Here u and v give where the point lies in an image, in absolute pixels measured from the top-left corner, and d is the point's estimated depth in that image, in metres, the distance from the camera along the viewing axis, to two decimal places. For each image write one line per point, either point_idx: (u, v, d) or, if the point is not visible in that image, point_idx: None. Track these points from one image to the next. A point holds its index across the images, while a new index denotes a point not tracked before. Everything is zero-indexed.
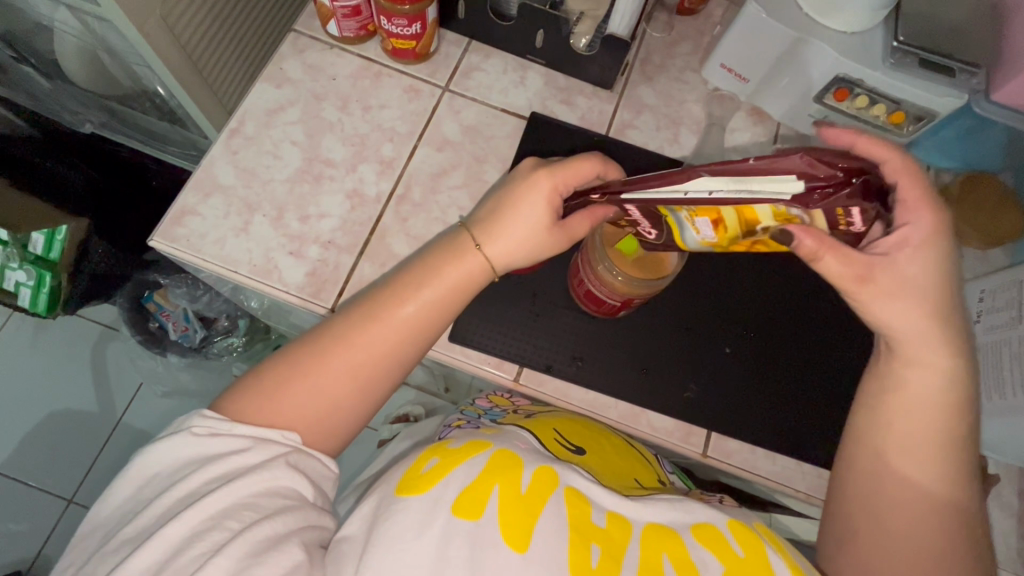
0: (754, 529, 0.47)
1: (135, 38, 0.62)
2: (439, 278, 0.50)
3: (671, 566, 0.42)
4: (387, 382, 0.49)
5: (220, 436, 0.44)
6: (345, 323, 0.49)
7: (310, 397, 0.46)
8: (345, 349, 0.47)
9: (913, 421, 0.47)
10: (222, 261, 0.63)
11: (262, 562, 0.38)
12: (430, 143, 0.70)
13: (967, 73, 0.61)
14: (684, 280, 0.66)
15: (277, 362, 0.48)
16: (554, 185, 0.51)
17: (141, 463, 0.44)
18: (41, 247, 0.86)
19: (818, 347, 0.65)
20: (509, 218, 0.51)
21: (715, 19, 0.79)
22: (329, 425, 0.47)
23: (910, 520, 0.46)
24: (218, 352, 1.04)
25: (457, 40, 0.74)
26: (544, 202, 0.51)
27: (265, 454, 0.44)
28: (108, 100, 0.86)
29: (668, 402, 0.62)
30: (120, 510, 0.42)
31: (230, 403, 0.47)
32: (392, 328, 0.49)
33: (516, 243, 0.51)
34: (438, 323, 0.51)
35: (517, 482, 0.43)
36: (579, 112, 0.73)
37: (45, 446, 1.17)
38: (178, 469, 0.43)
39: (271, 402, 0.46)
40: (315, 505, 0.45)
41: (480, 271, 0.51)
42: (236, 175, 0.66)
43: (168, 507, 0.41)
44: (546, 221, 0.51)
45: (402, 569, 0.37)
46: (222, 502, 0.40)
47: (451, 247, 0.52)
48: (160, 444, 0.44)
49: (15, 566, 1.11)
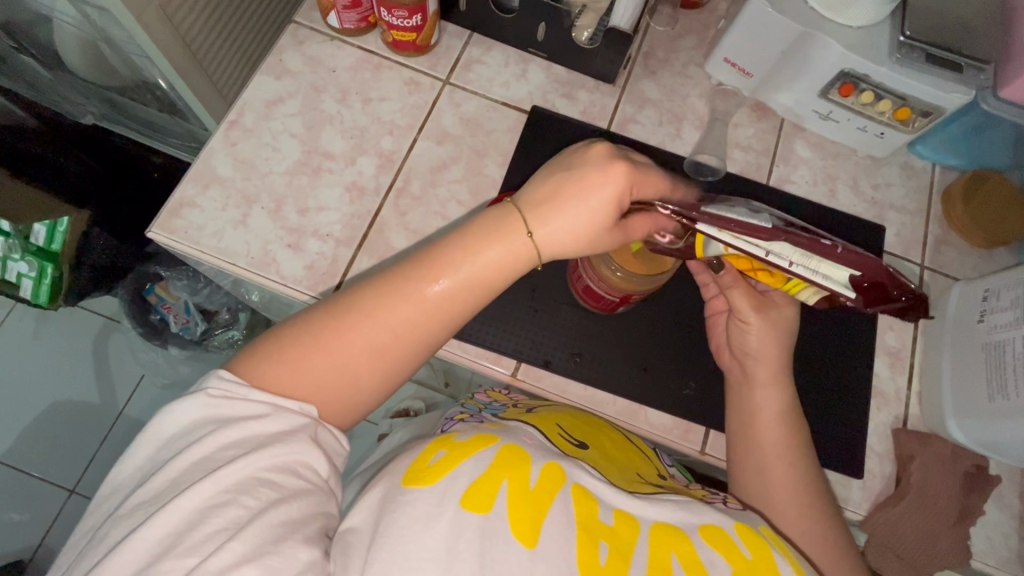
0: (759, 533, 0.46)
1: (134, 28, 0.61)
2: (478, 258, 0.49)
3: (679, 566, 0.41)
4: (410, 362, 0.49)
5: (240, 399, 0.44)
6: (373, 295, 0.48)
7: (331, 370, 0.46)
8: (372, 323, 0.47)
9: (773, 434, 0.54)
10: (220, 254, 0.62)
11: (277, 550, 0.39)
12: (429, 137, 0.69)
13: (974, 69, 0.60)
14: (684, 275, 0.65)
15: (299, 328, 0.47)
16: (627, 177, 0.48)
17: (160, 423, 0.44)
18: (43, 239, 0.87)
19: (818, 346, 0.65)
20: (567, 204, 0.49)
21: (720, 13, 0.78)
22: (344, 401, 0.47)
23: (796, 526, 0.52)
24: (218, 345, 1.07)
25: (458, 32, 0.74)
26: (614, 194, 0.48)
27: (282, 423, 0.44)
28: (109, 91, 0.86)
29: (667, 399, 0.61)
30: (137, 473, 0.42)
31: (248, 367, 0.46)
32: (422, 307, 0.48)
33: (564, 231, 0.49)
34: (468, 307, 0.50)
35: (525, 477, 0.42)
36: (581, 107, 0.73)
37: (48, 436, 1.17)
38: (196, 429, 0.43)
39: (291, 369, 0.45)
40: (326, 485, 0.45)
41: (521, 253, 0.50)
42: (234, 166, 0.66)
43: (183, 473, 0.40)
44: (609, 218, 0.48)
45: (409, 560, 0.37)
46: (237, 475, 0.40)
47: (494, 223, 0.50)
48: (179, 404, 0.44)
49: (19, 555, 1.12)
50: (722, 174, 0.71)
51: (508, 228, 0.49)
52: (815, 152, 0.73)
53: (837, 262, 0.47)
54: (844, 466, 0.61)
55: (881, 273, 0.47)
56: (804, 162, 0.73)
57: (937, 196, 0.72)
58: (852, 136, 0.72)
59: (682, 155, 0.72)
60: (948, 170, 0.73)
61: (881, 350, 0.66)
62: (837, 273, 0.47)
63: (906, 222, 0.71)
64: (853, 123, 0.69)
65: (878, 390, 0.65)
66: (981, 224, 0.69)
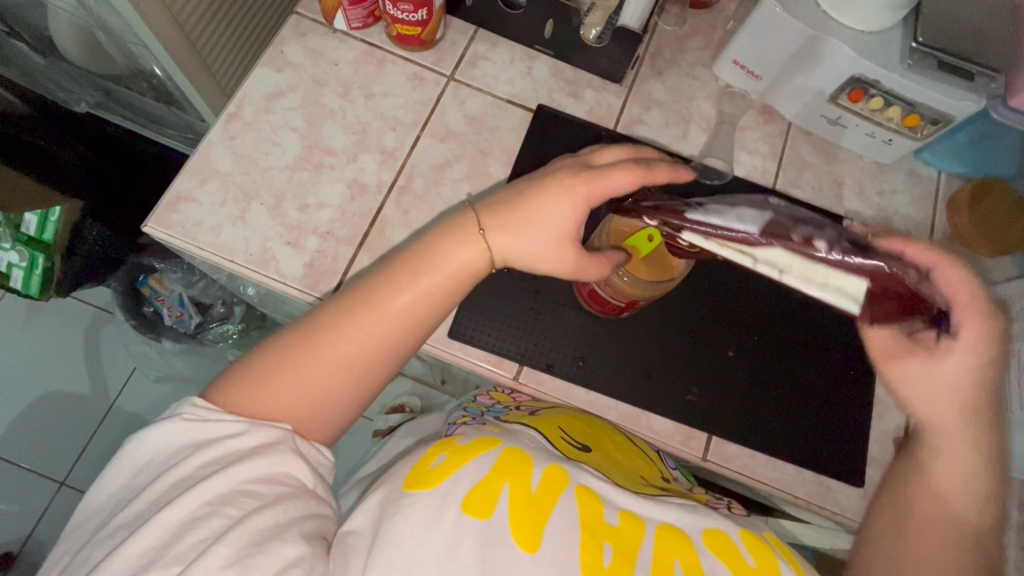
0: (764, 540, 0.46)
1: (132, 16, 0.60)
2: (438, 266, 0.48)
3: (682, 568, 0.41)
4: (385, 371, 0.49)
5: (213, 421, 0.43)
6: (340, 309, 0.47)
7: (303, 390, 0.45)
8: (339, 337, 0.46)
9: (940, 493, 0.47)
10: (217, 250, 0.61)
11: (263, 552, 0.38)
12: (433, 134, 0.68)
13: (985, 77, 0.60)
14: (688, 282, 0.65)
15: (267, 352, 0.46)
16: (587, 192, 0.49)
17: (135, 447, 0.43)
18: (33, 229, 0.86)
19: (824, 356, 0.64)
20: (524, 222, 0.49)
21: (729, 14, 0.77)
22: (319, 417, 0.46)
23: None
24: (212, 338, 1.05)
25: (464, 28, 0.72)
26: (572, 209, 0.49)
27: (258, 438, 0.43)
28: (105, 78, 0.85)
29: (668, 405, 0.61)
30: (115, 496, 0.41)
31: (222, 392, 0.45)
32: (386, 318, 0.47)
33: (526, 250, 0.50)
34: (438, 309, 0.49)
35: (527, 480, 0.42)
36: (587, 106, 0.72)
37: (39, 428, 1.16)
38: (175, 455, 0.42)
39: (262, 394, 0.45)
40: (313, 492, 0.45)
41: (479, 258, 0.49)
42: (233, 161, 0.64)
43: (163, 493, 0.40)
44: (564, 235, 0.49)
45: (411, 563, 0.37)
46: (217, 487, 0.40)
47: (453, 229, 0.50)
48: (154, 429, 0.43)
49: (6, 548, 1.10)
50: (728, 177, 0.70)
51: (466, 234, 0.50)
52: (823, 159, 0.73)
53: (838, 272, 0.46)
54: (845, 475, 0.60)
55: (868, 266, 0.47)
56: (810, 169, 0.72)
57: (941, 205, 0.72)
58: (859, 142, 0.71)
59: (688, 157, 0.71)
60: (953, 178, 0.73)
61: None
62: (839, 281, 0.46)
63: (910, 229, 0.71)
64: (861, 130, 0.69)
65: (880, 398, 0.63)
66: (985, 232, 0.69)
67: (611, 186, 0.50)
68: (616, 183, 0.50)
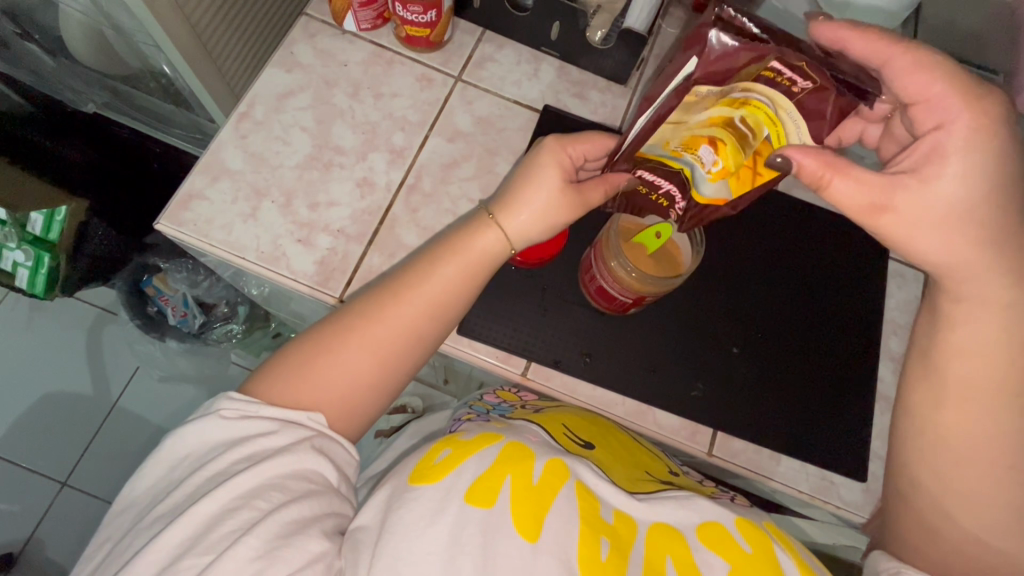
0: (761, 527, 0.46)
1: (146, 17, 0.61)
2: (460, 253, 0.50)
3: (674, 567, 0.42)
4: (411, 360, 0.49)
5: (249, 418, 0.44)
6: (368, 300, 0.49)
7: (333, 378, 0.46)
8: (369, 324, 0.47)
9: (971, 365, 0.46)
10: (229, 247, 0.62)
11: (290, 544, 0.39)
12: (441, 134, 0.69)
13: (984, 79, 0.61)
14: (693, 279, 0.66)
15: (299, 346, 0.48)
16: (561, 149, 0.51)
17: (174, 443, 0.44)
18: (40, 228, 0.85)
19: (828, 354, 0.65)
20: (522, 195, 0.51)
21: None
22: (348, 406, 0.47)
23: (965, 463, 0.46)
24: (217, 338, 1.04)
25: (471, 29, 0.73)
26: (557, 167, 0.50)
27: (292, 437, 0.44)
28: (114, 79, 0.85)
29: (673, 401, 0.61)
30: (152, 490, 0.43)
31: (255, 387, 0.46)
32: (413, 304, 0.48)
33: (531, 209, 0.50)
34: (462, 299, 0.50)
35: (529, 472, 0.42)
36: (592, 107, 0.73)
37: (42, 428, 1.16)
38: (210, 452, 0.43)
39: (295, 384, 0.46)
40: (338, 490, 0.45)
41: (497, 245, 0.51)
42: (244, 159, 0.65)
43: (197, 487, 0.41)
44: (560, 187, 0.50)
45: (415, 555, 0.37)
46: (248, 482, 0.40)
47: (470, 223, 0.52)
48: (192, 426, 0.44)
49: (7, 548, 1.10)
50: None
51: (481, 223, 0.51)
52: None
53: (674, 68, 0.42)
54: (849, 470, 0.61)
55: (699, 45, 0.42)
56: None
57: None
58: None
59: None
60: None
61: (885, 355, 0.66)
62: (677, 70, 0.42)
63: None
64: None
65: (882, 394, 0.64)
66: None
67: (584, 147, 0.52)
68: (589, 142, 0.52)
